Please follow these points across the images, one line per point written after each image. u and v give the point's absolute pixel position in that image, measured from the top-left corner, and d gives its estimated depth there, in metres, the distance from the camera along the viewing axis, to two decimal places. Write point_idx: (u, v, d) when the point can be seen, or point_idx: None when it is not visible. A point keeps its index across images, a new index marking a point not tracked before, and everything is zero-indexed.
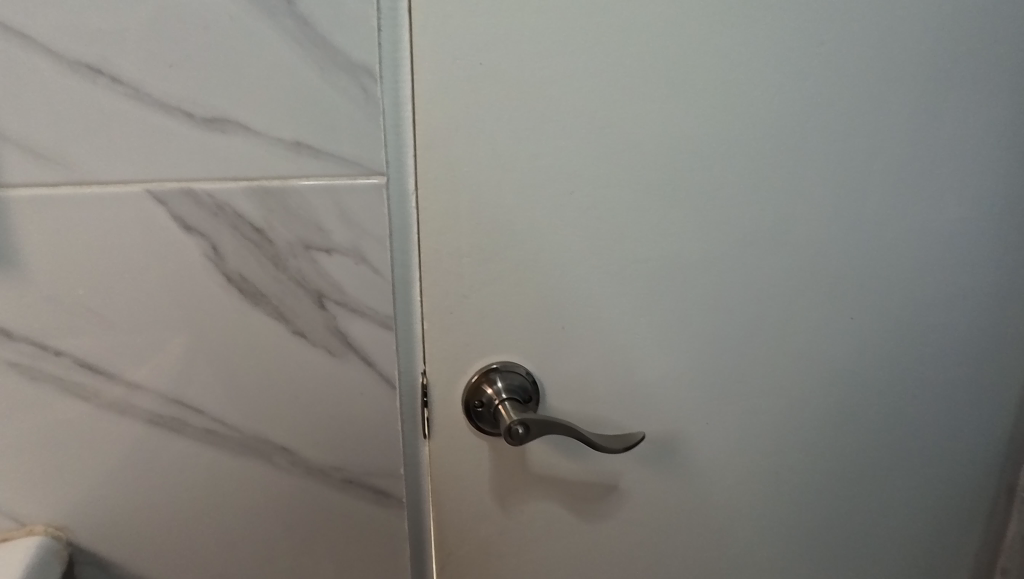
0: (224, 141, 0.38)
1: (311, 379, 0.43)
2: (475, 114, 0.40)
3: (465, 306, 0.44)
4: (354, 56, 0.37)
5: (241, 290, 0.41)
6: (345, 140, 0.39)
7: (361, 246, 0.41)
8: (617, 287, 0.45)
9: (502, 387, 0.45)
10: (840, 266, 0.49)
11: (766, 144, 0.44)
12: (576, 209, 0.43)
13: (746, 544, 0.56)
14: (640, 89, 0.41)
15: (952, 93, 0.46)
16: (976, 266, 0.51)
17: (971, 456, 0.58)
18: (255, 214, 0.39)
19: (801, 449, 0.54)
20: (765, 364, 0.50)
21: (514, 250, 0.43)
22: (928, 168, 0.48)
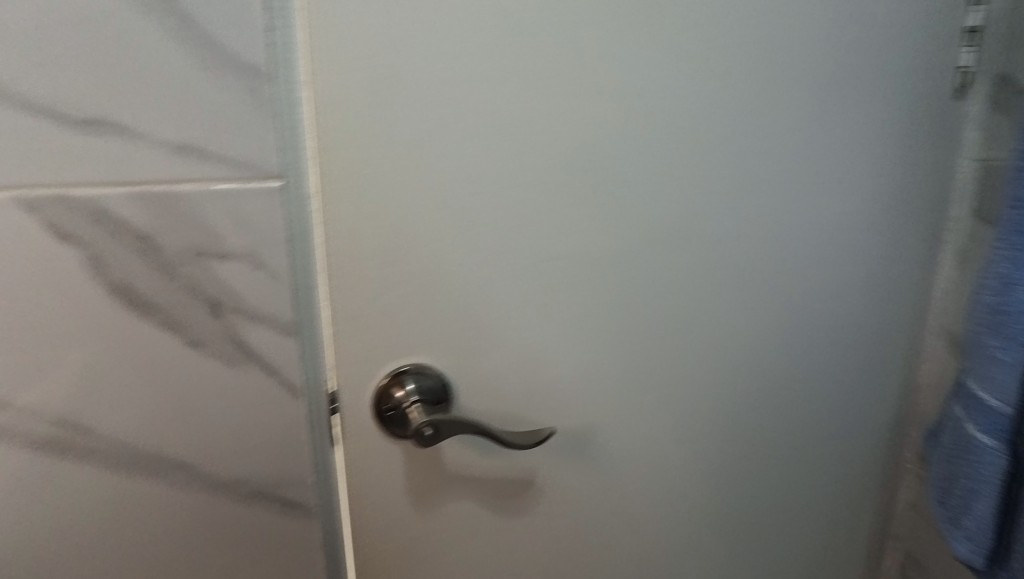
0: (101, 143, 0.36)
1: (209, 389, 0.42)
2: (374, 117, 0.40)
3: (373, 309, 0.44)
4: (241, 54, 0.36)
5: (129, 300, 0.39)
6: (236, 142, 0.37)
7: (258, 251, 0.39)
8: (526, 283, 0.46)
9: (413, 390, 0.45)
10: (737, 261, 0.51)
11: (663, 144, 0.46)
12: (482, 210, 0.43)
13: (664, 528, 0.58)
14: (540, 90, 0.42)
15: (828, 96, 0.50)
16: (859, 256, 0.55)
17: (861, 433, 0.62)
18: (140, 220, 0.37)
19: (708, 435, 0.56)
20: (672, 356, 0.52)
21: (421, 248, 0.43)
22: (811, 167, 0.51)
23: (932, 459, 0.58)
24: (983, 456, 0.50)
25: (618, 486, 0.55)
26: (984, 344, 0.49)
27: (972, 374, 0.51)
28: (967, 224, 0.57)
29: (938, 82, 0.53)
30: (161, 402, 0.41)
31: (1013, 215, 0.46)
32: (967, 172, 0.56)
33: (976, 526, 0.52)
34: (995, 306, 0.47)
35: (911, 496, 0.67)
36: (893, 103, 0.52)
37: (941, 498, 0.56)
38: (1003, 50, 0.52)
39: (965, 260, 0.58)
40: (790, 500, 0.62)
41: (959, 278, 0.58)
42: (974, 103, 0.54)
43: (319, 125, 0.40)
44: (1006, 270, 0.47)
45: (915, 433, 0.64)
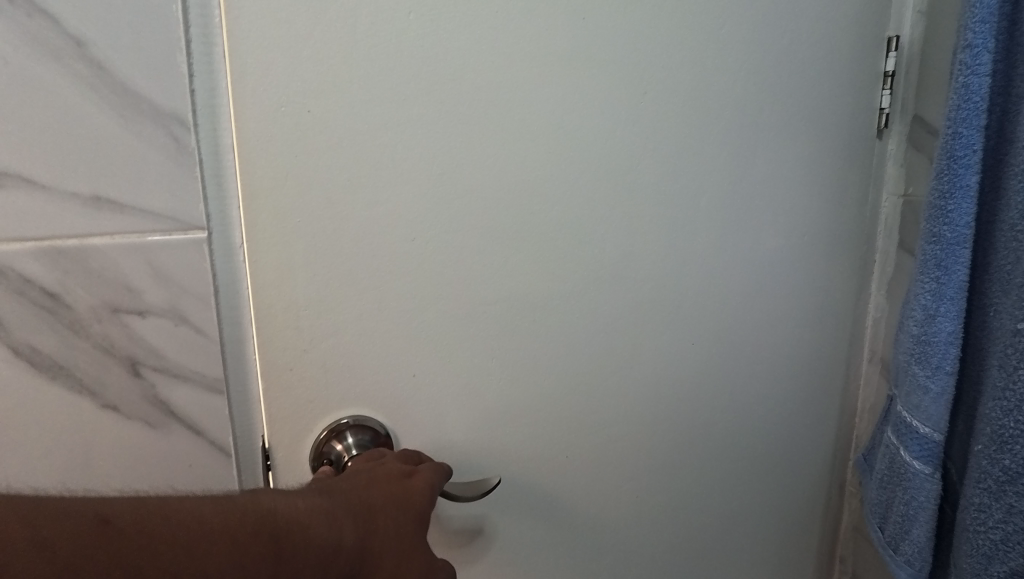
0: (4, 196, 0.34)
1: (128, 453, 0.39)
2: (305, 163, 0.38)
3: (307, 362, 0.41)
4: (162, 103, 0.35)
5: (35, 362, 0.36)
6: (156, 194, 0.36)
7: (179, 306, 0.38)
8: (466, 328, 0.45)
9: (353, 443, 0.43)
10: (676, 298, 0.52)
11: (599, 184, 0.47)
12: (419, 256, 0.43)
13: (612, 567, 0.58)
14: (475, 134, 0.42)
15: (757, 138, 0.51)
16: (793, 289, 0.57)
17: (803, 462, 0.63)
18: (48, 277, 0.35)
19: (655, 471, 0.57)
20: (614, 395, 0.52)
21: (357, 296, 0.42)
22: (744, 205, 0.53)
23: (868, 483, 0.60)
24: (916, 482, 0.52)
25: (565, 527, 0.54)
26: (911, 373, 0.51)
27: (902, 401, 0.52)
28: (893, 256, 0.59)
29: (858, 124, 0.55)
30: (73, 469, 0.39)
31: (931, 250, 0.48)
32: (890, 207, 0.59)
33: (914, 550, 0.53)
34: (920, 337, 0.49)
35: (854, 518, 0.68)
36: (818, 143, 0.54)
37: (880, 524, 0.57)
38: (916, 94, 0.55)
39: (892, 291, 0.60)
40: (737, 531, 0.63)
41: (888, 308, 0.61)
42: (893, 143, 0.57)
43: (245, 171, 0.37)
44: (929, 303, 0.48)
45: (854, 458, 0.65)
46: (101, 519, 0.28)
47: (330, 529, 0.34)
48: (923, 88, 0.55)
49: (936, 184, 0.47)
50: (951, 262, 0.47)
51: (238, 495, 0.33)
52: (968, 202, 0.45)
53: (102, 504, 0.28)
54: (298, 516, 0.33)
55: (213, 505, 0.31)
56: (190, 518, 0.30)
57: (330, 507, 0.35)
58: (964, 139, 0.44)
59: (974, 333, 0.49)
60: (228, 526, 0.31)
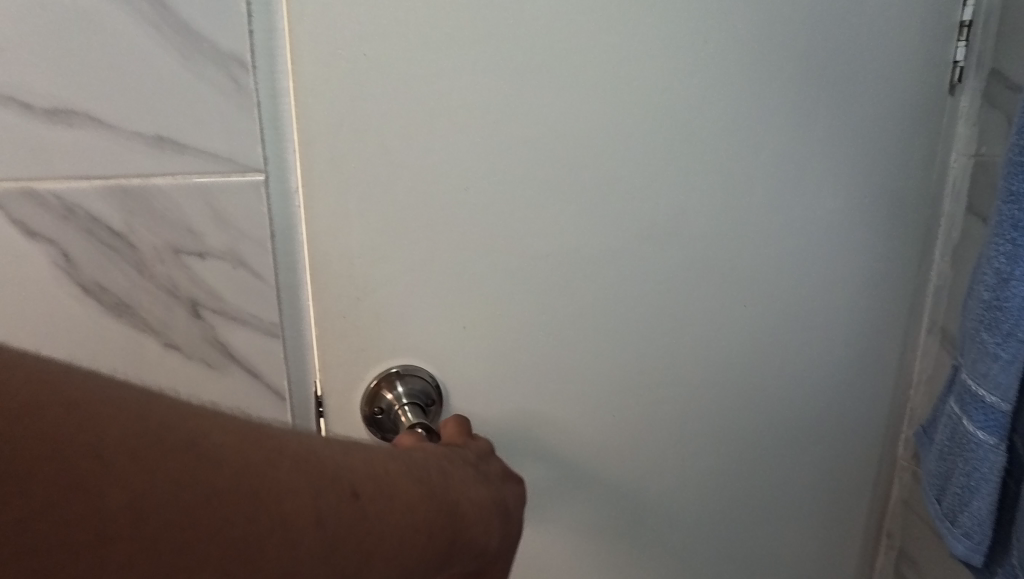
0: (71, 135, 0.34)
1: (190, 393, 0.40)
2: (358, 109, 0.38)
3: (359, 311, 0.42)
4: (220, 44, 0.35)
5: (102, 300, 0.37)
6: (217, 136, 0.36)
7: (238, 249, 0.38)
8: (518, 282, 0.45)
9: (403, 392, 0.43)
10: (731, 257, 0.51)
11: (657, 135, 0.45)
12: (471, 208, 0.42)
13: (656, 530, 0.58)
14: (532, 81, 0.41)
15: (824, 91, 0.49)
16: (853, 252, 0.55)
17: (856, 432, 0.62)
18: (113, 216, 0.36)
19: (703, 435, 0.56)
20: (664, 355, 0.51)
21: (411, 246, 0.41)
22: (807, 162, 0.50)
23: (925, 456, 0.58)
24: (980, 453, 0.50)
25: (608, 488, 0.54)
26: (980, 340, 0.48)
27: (967, 368, 0.50)
28: (961, 219, 0.56)
29: (932, 77, 0.52)
30: None
31: (1008, 209, 0.45)
32: (960, 168, 0.56)
33: (973, 523, 0.51)
34: (991, 302, 0.47)
35: (904, 492, 0.66)
36: (889, 96, 0.51)
37: (938, 495, 0.55)
38: (995, 45, 0.52)
39: (958, 257, 0.57)
40: (785, 500, 0.61)
41: (952, 275, 0.58)
42: (965, 100, 0.54)
43: (302, 117, 0.37)
44: (1003, 266, 0.46)
45: (908, 431, 0.63)
46: (349, 491, 0.27)
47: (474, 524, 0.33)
48: (1003, 38, 0.51)
49: (1019, 139, 0.44)
50: None
51: (420, 464, 0.32)
52: None
53: (349, 471, 0.28)
54: (461, 512, 0.32)
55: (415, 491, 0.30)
56: (394, 498, 0.28)
57: (479, 505, 0.34)
58: None
59: None
60: (419, 511, 0.29)
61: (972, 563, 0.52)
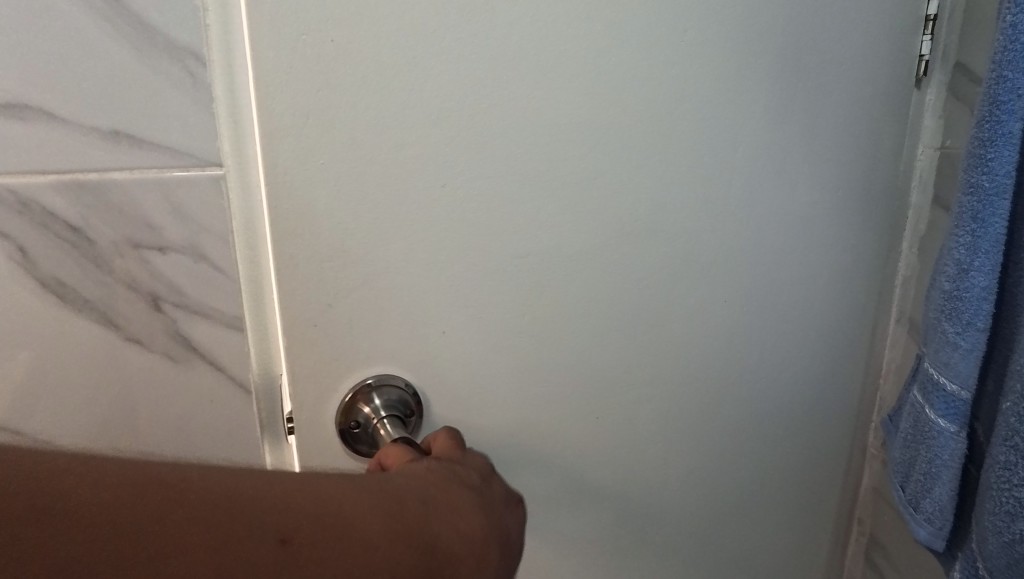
0: (25, 129, 0.34)
1: (152, 388, 0.40)
2: (324, 105, 0.37)
3: (330, 317, 0.42)
4: (176, 36, 0.35)
5: (61, 295, 0.37)
6: (174, 129, 0.36)
7: (199, 243, 0.38)
8: (495, 280, 0.45)
9: (380, 405, 0.44)
10: (705, 252, 0.51)
11: (631, 128, 0.45)
12: (445, 204, 0.42)
13: (636, 523, 0.58)
14: (505, 73, 0.41)
15: (796, 85, 0.49)
16: (823, 245, 0.55)
17: (827, 423, 0.62)
18: (71, 210, 0.36)
19: (681, 429, 0.56)
20: (641, 351, 0.52)
21: (384, 245, 0.41)
22: (779, 156, 0.51)
23: (891, 444, 0.59)
24: (941, 440, 0.51)
25: (584, 483, 0.54)
26: (941, 330, 0.49)
27: (930, 358, 0.51)
28: (926, 212, 0.57)
29: (899, 71, 0.53)
30: (97, 402, 0.39)
31: (968, 201, 0.45)
32: (926, 160, 0.56)
33: (935, 509, 0.53)
34: (952, 292, 0.48)
35: (874, 480, 0.67)
36: (859, 91, 0.52)
37: (902, 482, 0.56)
38: (958, 38, 0.52)
39: (924, 249, 0.58)
40: (760, 491, 0.62)
41: (919, 266, 0.58)
42: (931, 93, 0.55)
43: (265, 114, 0.37)
44: (963, 257, 0.46)
45: (876, 420, 0.64)
46: (277, 539, 0.27)
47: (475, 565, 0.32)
48: (965, 32, 0.52)
49: (976, 132, 0.44)
50: (989, 214, 0.44)
51: (400, 495, 0.31)
52: (1010, 150, 0.43)
53: (285, 516, 0.27)
54: (459, 546, 0.32)
55: (387, 524, 0.29)
56: (342, 543, 0.28)
57: (480, 537, 0.33)
58: (1009, 82, 0.42)
59: (1007, 287, 0.47)
60: (384, 553, 0.28)
61: (933, 548, 0.53)
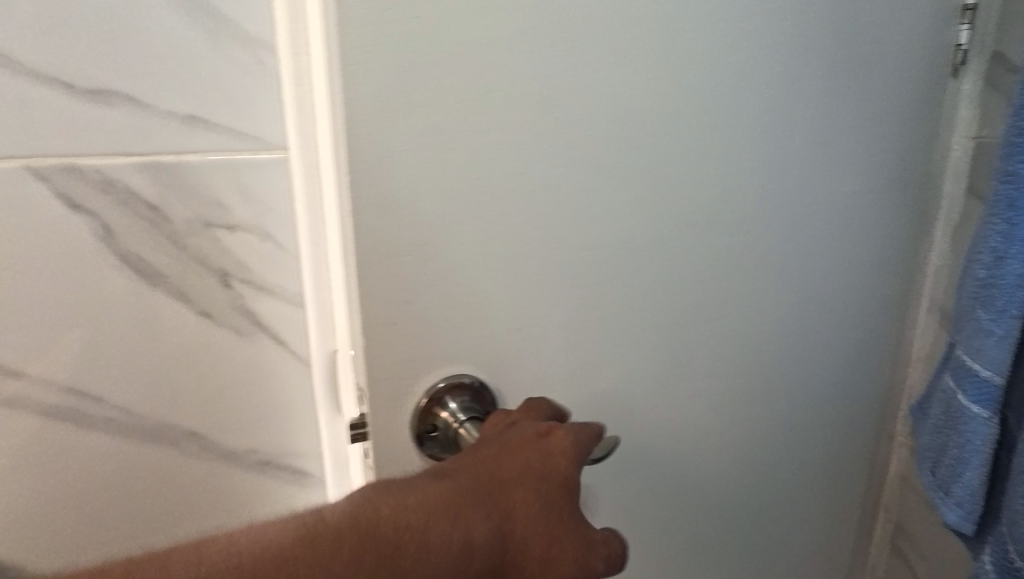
0: (109, 114, 0.36)
1: (219, 360, 0.43)
2: (404, 86, 0.35)
3: (407, 316, 0.40)
4: (247, 27, 0.37)
5: (139, 270, 0.39)
6: (244, 114, 0.38)
7: (265, 223, 0.41)
8: (569, 275, 0.43)
9: (456, 408, 0.42)
10: (767, 244, 0.49)
11: (703, 115, 0.43)
12: (524, 195, 0.40)
13: (688, 520, 0.57)
14: (581, 54, 0.38)
15: (860, 70, 0.48)
16: (875, 236, 0.54)
17: (864, 412, 0.63)
18: (150, 190, 0.38)
19: (733, 426, 0.55)
20: (703, 347, 0.50)
21: (460, 238, 0.39)
22: (842, 145, 0.49)
23: (920, 430, 0.60)
24: (972, 426, 0.51)
25: (638, 478, 0.53)
26: (974, 317, 0.50)
27: (962, 345, 0.51)
28: (960, 201, 0.58)
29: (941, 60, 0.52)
30: (168, 373, 0.42)
31: (1004, 189, 0.46)
32: (960, 150, 0.57)
33: (964, 493, 0.53)
34: (986, 280, 0.48)
35: (901, 468, 0.68)
36: (916, 80, 0.51)
37: (932, 468, 0.57)
38: (995, 28, 0.53)
39: (957, 238, 0.58)
40: (803, 482, 0.62)
41: (953, 256, 0.59)
42: (969, 82, 0.55)
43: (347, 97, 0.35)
44: (998, 245, 0.47)
45: (904, 407, 0.65)
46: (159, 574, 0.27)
47: (450, 527, 0.31)
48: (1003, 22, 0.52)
49: (1014, 120, 0.45)
50: None
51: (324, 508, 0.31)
52: None
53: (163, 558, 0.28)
54: (415, 516, 0.31)
55: (307, 529, 0.29)
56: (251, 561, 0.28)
57: (446, 500, 0.32)
58: None
59: None
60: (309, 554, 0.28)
61: (962, 532, 0.54)
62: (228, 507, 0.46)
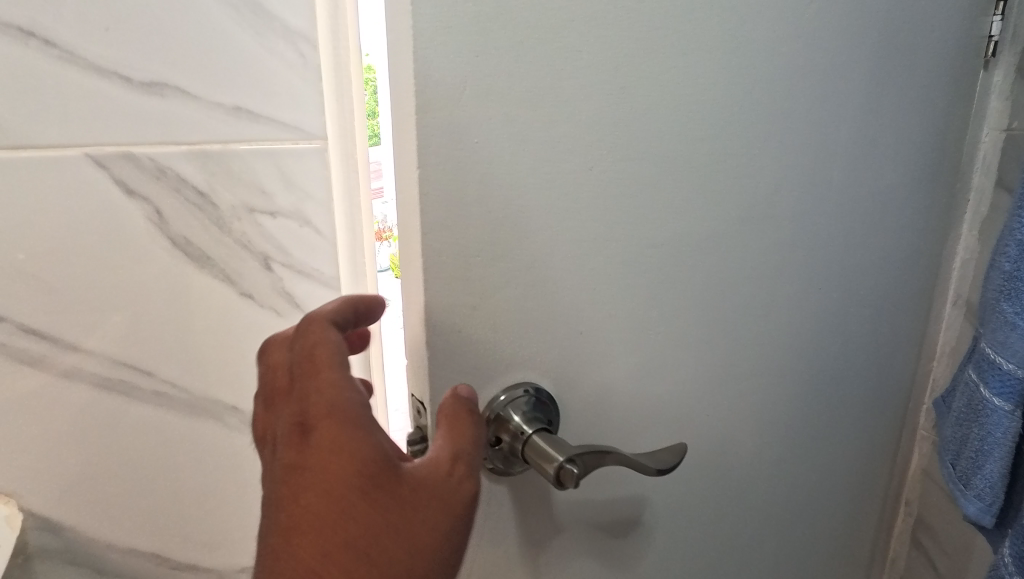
0: (163, 105, 0.39)
1: (259, 338, 0.45)
2: (483, 67, 0.28)
3: (473, 321, 0.32)
4: (291, 23, 0.40)
5: (187, 253, 0.42)
6: (287, 107, 0.41)
7: (303, 209, 0.44)
8: (647, 276, 0.37)
9: (521, 420, 0.34)
10: (827, 240, 0.46)
11: (781, 96, 0.39)
12: (605, 182, 0.33)
13: (750, 537, 0.53)
14: (674, 23, 0.33)
15: (910, 57, 0.46)
16: (911, 230, 0.54)
17: (894, 407, 0.62)
18: (198, 177, 0.40)
19: (790, 432, 0.52)
20: (768, 350, 0.46)
21: (535, 235, 0.32)
22: (889, 136, 0.48)
23: (943, 424, 0.60)
24: (994, 418, 0.51)
25: (710, 493, 0.48)
26: (999, 311, 0.50)
27: (987, 338, 0.51)
28: (989, 194, 0.58)
29: (973, 52, 0.52)
30: (213, 350, 0.45)
31: None
32: (990, 142, 0.57)
33: (985, 485, 0.53)
34: (1012, 272, 0.49)
35: (924, 462, 0.68)
36: (951, 72, 0.50)
37: (952, 460, 0.57)
38: None
39: (985, 231, 0.58)
40: (842, 484, 0.60)
41: (979, 248, 0.59)
42: (999, 74, 0.55)
43: (417, 86, 0.27)
44: None
45: (928, 401, 0.65)
46: None
47: None
48: None
49: None
50: None
51: None
52: None
53: None
54: None
55: None
56: None
57: None
58: None
59: None
60: None
61: (982, 524, 0.54)
62: (266, 478, 0.49)
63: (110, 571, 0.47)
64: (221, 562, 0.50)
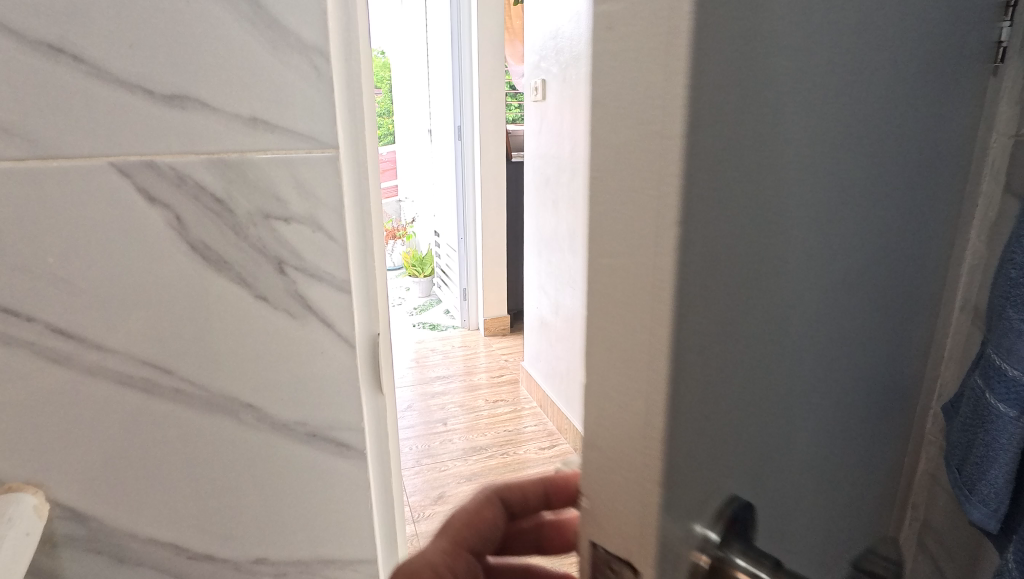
0: (184, 116, 0.41)
1: (274, 337, 0.47)
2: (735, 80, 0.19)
3: (705, 434, 0.23)
4: (306, 38, 0.42)
5: (206, 257, 0.44)
6: (301, 117, 0.43)
7: (317, 215, 0.46)
8: (819, 341, 0.30)
9: (744, 557, 0.25)
10: (918, 270, 0.42)
11: (914, 116, 0.34)
12: (801, 240, 0.26)
13: None
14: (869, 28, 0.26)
15: (963, 61, 0.44)
16: (939, 238, 0.53)
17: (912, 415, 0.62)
18: (217, 185, 0.43)
19: (876, 485, 0.46)
20: (877, 403, 0.41)
21: (748, 309, 0.24)
22: (947, 146, 0.45)
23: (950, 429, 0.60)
24: (999, 424, 0.51)
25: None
26: (1005, 317, 0.50)
27: (994, 344, 0.51)
28: (998, 199, 0.58)
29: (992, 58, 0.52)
30: (230, 350, 0.46)
31: None
32: (1000, 147, 0.57)
33: (990, 490, 0.53)
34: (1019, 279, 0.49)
35: (933, 467, 0.68)
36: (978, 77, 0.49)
37: (958, 465, 0.57)
38: None
39: (994, 236, 0.58)
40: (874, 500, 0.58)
41: (988, 253, 0.59)
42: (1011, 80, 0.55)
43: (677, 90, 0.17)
44: None
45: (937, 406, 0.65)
46: None
47: None
48: None
49: None
50: None
51: None
52: None
53: None
54: None
55: None
56: None
57: None
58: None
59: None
60: None
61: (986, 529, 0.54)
62: (281, 473, 0.51)
63: (130, 561, 0.49)
64: (236, 552, 0.52)
